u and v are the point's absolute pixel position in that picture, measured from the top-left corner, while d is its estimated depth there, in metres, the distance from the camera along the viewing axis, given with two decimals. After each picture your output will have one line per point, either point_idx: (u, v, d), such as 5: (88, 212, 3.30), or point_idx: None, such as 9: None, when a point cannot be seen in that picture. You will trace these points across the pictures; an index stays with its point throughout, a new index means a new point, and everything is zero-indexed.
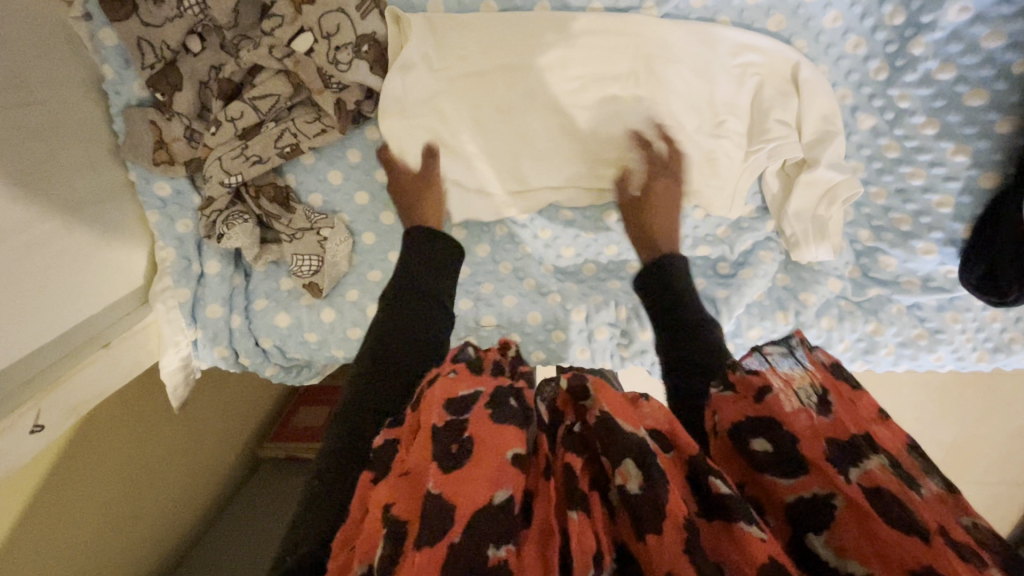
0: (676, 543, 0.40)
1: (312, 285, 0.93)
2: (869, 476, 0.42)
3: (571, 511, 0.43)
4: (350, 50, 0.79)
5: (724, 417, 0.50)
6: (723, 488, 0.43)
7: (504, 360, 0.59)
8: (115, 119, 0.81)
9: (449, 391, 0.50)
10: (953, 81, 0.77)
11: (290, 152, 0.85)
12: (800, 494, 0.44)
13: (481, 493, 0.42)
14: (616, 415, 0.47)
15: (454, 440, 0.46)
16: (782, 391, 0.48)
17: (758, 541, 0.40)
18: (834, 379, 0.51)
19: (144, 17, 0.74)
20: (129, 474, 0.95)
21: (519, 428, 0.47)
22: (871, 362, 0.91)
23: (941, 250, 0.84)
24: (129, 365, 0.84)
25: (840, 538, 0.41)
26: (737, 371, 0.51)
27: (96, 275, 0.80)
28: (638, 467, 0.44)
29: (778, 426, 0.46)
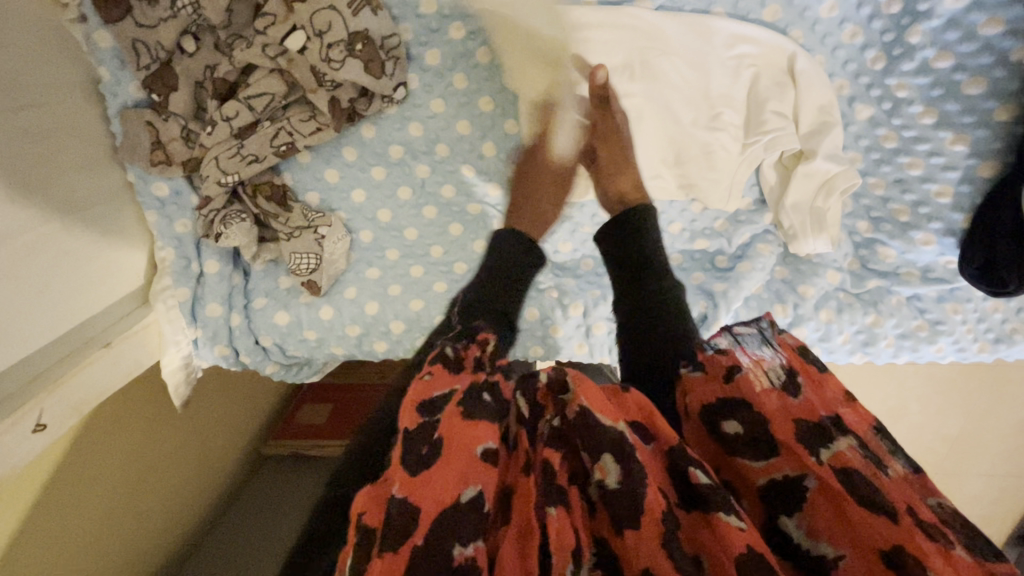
0: (653, 536, 0.41)
1: (310, 283, 0.93)
2: (840, 457, 0.43)
3: (548, 508, 0.43)
4: (342, 48, 0.77)
5: (696, 398, 0.52)
6: (701, 477, 0.44)
7: (484, 356, 0.58)
8: (112, 120, 0.82)
9: (422, 394, 0.51)
10: (951, 69, 0.76)
11: (286, 151, 0.86)
12: (772, 476, 0.45)
13: (448, 492, 0.42)
14: (594, 410, 0.47)
15: (426, 441, 0.46)
16: (751, 370, 0.50)
17: (736, 531, 0.40)
18: (803, 361, 0.52)
19: (138, 18, 0.74)
20: (136, 469, 0.97)
21: (492, 426, 0.48)
22: (871, 355, 0.91)
23: (941, 241, 0.84)
24: (129, 365, 0.84)
25: (812, 519, 0.42)
26: (707, 351, 0.54)
27: (96, 275, 0.81)
28: (617, 463, 0.44)
29: (749, 407, 0.48)
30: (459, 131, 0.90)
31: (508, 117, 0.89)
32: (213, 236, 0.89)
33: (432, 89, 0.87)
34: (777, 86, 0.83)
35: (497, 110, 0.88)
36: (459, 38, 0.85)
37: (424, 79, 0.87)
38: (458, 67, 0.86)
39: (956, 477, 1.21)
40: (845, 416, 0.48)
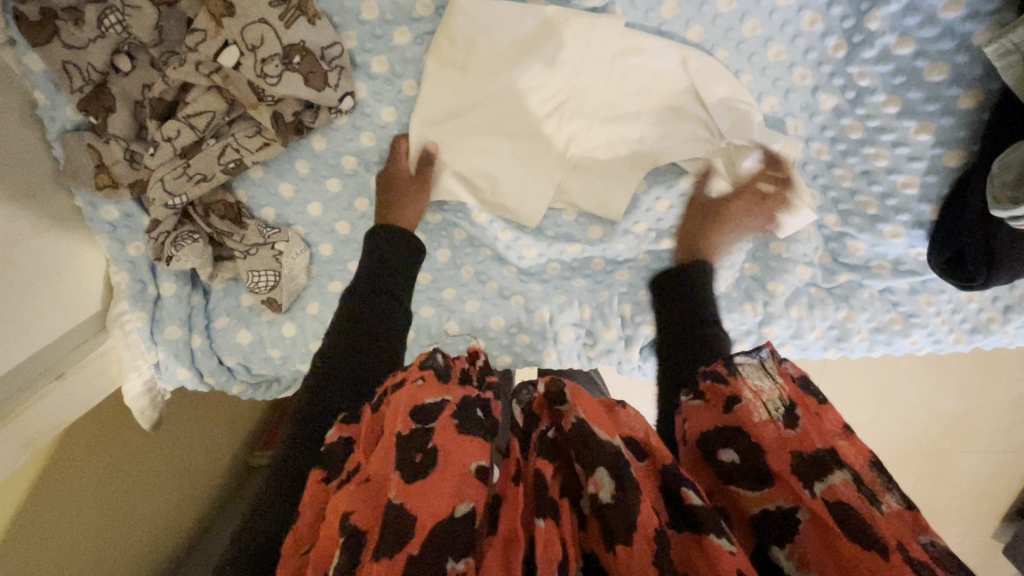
0: (645, 557, 0.42)
1: (270, 300, 0.92)
2: (832, 490, 0.44)
3: (538, 519, 0.44)
4: (278, 62, 0.75)
5: (694, 425, 0.53)
6: (694, 498, 0.44)
7: (473, 369, 0.57)
8: (53, 144, 0.78)
9: (415, 398, 0.50)
10: (913, 55, 0.73)
11: (235, 168, 0.83)
12: (765, 506, 0.46)
13: (443, 505, 0.43)
14: (593, 423, 0.48)
15: (417, 449, 0.46)
16: (749, 401, 0.50)
17: (726, 555, 0.41)
18: (802, 390, 0.51)
19: (67, 39, 0.71)
20: (117, 485, 0.96)
21: (483, 442, 0.48)
22: (845, 349, 0.89)
23: (909, 233, 0.82)
24: (85, 395, 0.84)
25: (802, 551, 0.44)
26: (707, 379, 0.54)
27: (50, 304, 0.79)
28: (614, 478, 0.45)
29: (745, 438, 0.49)
30: None
31: None
32: (163, 259, 0.87)
33: (382, 96, 0.84)
34: (666, 100, 0.83)
35: None
36: (405, 43, 0.81)
37: (372, 87, 0.84)
38: (407, 73, 0.83)
39: (947, 461, 1.18)
40: (842, 449, 0.47)
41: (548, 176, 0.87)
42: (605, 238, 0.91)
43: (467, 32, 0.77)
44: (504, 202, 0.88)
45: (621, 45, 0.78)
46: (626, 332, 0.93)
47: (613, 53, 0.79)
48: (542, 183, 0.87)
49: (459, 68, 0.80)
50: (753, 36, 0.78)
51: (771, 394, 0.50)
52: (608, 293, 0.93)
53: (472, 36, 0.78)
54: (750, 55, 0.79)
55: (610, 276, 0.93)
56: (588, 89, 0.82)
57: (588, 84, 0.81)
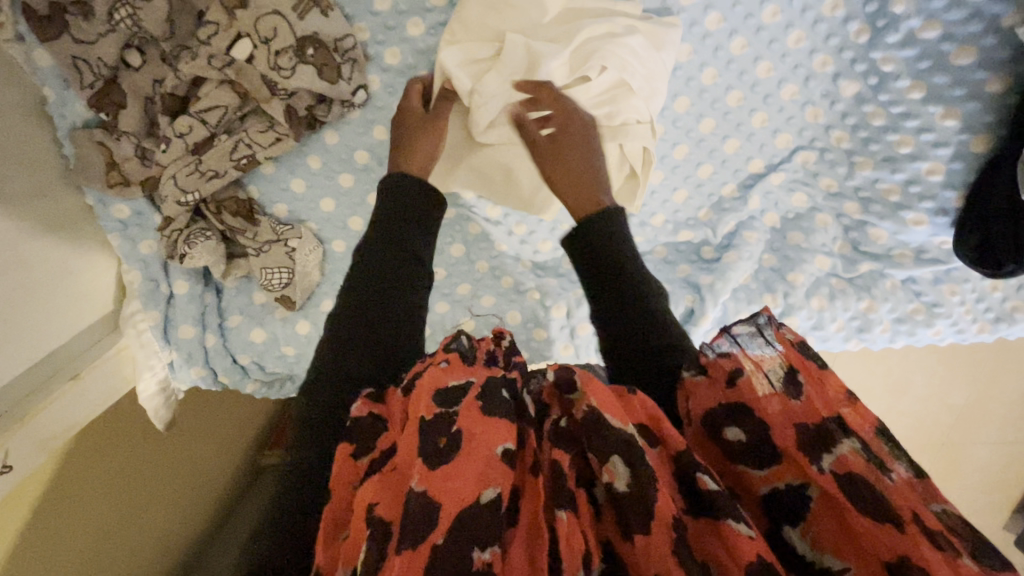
0: (665, 543, 0.42)
1: (284, 298, 0.91)
2: (842, 461, 0.43)
3: (559, 511, 0.44)
4: (293, 54, 0.73)
5: (697, 404, 0.51)
6: (710, 484, 0.45)
7: (498, 351, 0.59)
8: (63, 142, 0.77)
9: (438, 380, 0.50)
10: (938, 39, 0.72)
11: (248, 164, 0.82)
12: (775, 484, 0.46)
13: (468, 491, 0.43)
14: (605, 411, 0.48)
15: (442, 434, 0.46)
16: (751, 373, 0.49)
17: (748, 540, 0.42)
18: (804, 359, 0.49)
19: (75, 33, 0.70)
20: (131, 482, 0.95)
21: (512, 424, 0.48)
22: (866, 340, 0.89)
23: (932, 221, 0.81)
24: (101, 394, 0.83)
25: (815, 530, 0.44)
26: (708, 354, 0.52)
27: (60, 304, 0.78)
28: (626, 466, 0.45)
29: (748, 413, 0.48)
30: None
31: None
32: (177, 258, 0.86)
33: (395, 89, 0.83)
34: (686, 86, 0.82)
35: None
36: (418, 35, 0.80)
37: (384, 79, 0.82)
38: (421, 65, 0.82)
39: (966, 454, 1.15)
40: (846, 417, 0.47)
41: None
42: None
43: (486, 19, 0.77)
44: (519, 195, 0.86)
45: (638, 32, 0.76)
46: None
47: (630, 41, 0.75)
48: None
49: (473, 55, 0.77)
50: (773, 21, 0.77)
51: (774, 364, 0.49)
52: None
53: (485, 22, 0.77)
54: (769, 42, 0.78)
55: None
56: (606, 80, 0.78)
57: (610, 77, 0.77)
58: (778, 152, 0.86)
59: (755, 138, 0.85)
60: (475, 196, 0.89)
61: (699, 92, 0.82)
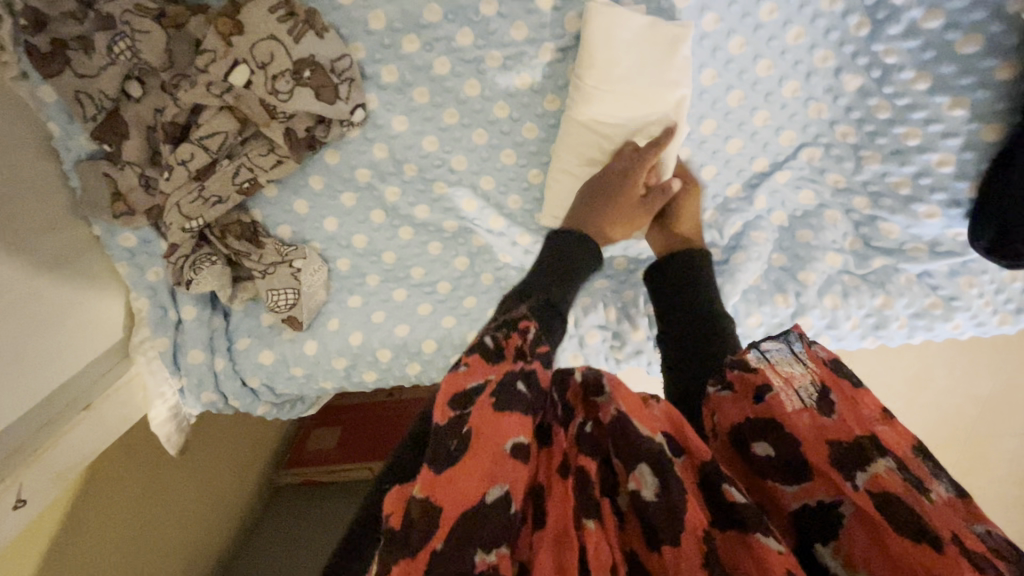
0: (693, 557, 0.41)
1: (290, 319, 0.91)
2: (877, 480, 0.42)
3: (587, 520, 0.44)
4: (289, 78, 0.74)
5: (724, 418, 0.52)
6: (738, 496, 0.44)
7: (525, 346, 0.54)
8: (70, 174, 0.78)
9: (458, 386, 0.50)
10: (942, 28, 0.70)
11: (250, 188, 0.82)
12: (805, 501, 0.45)
13: (474, 491, 0.43)
14: (631, 416, 0.47)
15: (455, 435, 0.46)
16: (781, 389, 0.49)
17: (777, 555, 0.40)
18: (835, 375, 0.50)
19: (78, 68, 0.71)
20: (153, 500, 0.97)
21: (523, 418, 0.47)
22: (883, 337, 0.87)
23: (945, 213, 0.79)
24: (113, 423, 0.83)
25: (847, 546, 0.42)
26: (736, 370, 0.52)
27: (73, 334, 0.79)
28: (654, 475, 0.44)
29: (780, 428, 0.48)
30: (425, 148, 0.86)
31: (476, 127, 0.85)
32: (184, 284, 0.85)
33: (393, 106, 0.83)
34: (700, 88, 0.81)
35: (463, 122, 0.85)
36: (414, 51, 0.80)
37: (383, 97, 0.83)
38: (417, 81, 0.82)
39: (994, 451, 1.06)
40: (882, 434, 0.46)
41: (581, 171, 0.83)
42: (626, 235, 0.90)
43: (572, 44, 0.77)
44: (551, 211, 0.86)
45: (661, 35, 0.74)
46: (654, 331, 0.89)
47: (654, 46, 0.75)
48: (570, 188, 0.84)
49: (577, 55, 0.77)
50: (771, 19, 0.76)
51: (805, 380, 0.50)
52: (634, 292, 0.90)
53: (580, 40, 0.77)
54: (768, 39, 0.77)
55: (590, 284, 0.93)
56: (625, 87, 0.77)
57: (635, 86, 0.77)
58: (783, 149, 0.84)
59: (758, 137, 0.84)
60: (476, 208, 0.90)
61: (700, 94, 0.81)
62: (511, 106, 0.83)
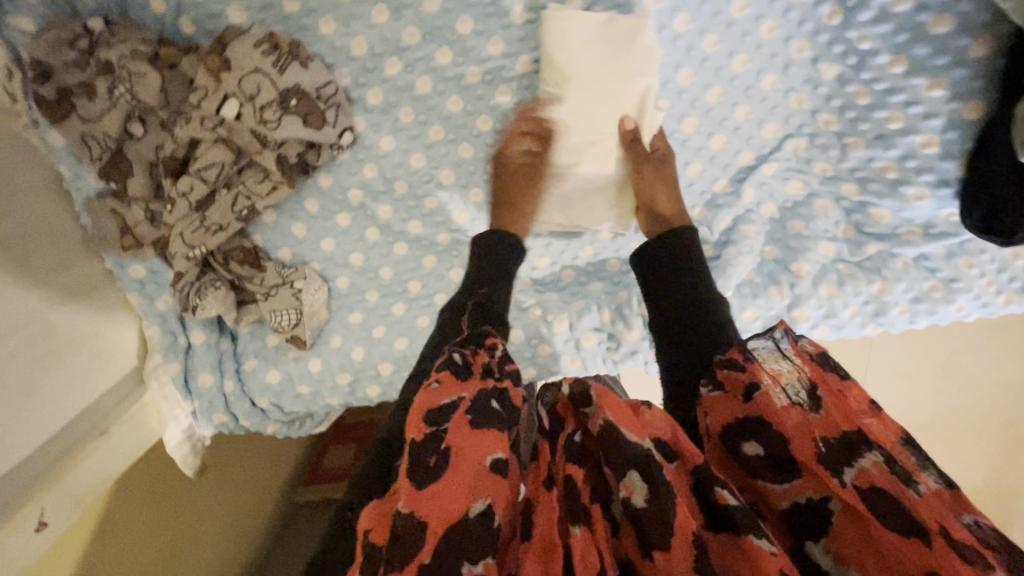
0: (684, 560, 0.42)
1: (295, 337, 0.94)
2: (864, 475, 0.44)
3: (571, 528, 0.46)
4: (276, 108, 0.77)
5: (715, 418, 0.53)
6: (731, 500, 0.45)
7: (494, 362, 0.59)
8: (80, 212, 0.83)
9: (432, 402, 0.52)
10: (913, 11, 0.70)
11: (249, 214, 0.86)
12: (796, 499, 0.47)
13: (456, 507, 0.44)
14: (620, 425, 0.49)
15: (434, 453, 0.48)
16: (770, 387, 0.50)
17: (768, 556, 0.41)
18: (822, 370, 0.52)
19: (82, 113, 0.76)
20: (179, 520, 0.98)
21: (500, 435, 0.50)
22: (885, 325, 0.85)
23: (935, 194, 0.78)
24: (129, 448, 0.86)
25: (837, 543, 0.44)
26: (724, 369, 0.55)
27: (88, 364, 0.83)
28: (644, 481, 0.46)
29: (769, 426, 0.49)
30: (414, 164, 0.89)
31: (460, 142, 0.87)
32: (190, 310, 0.89)
33: (380, 127, 0.86)
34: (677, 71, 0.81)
35: (448, 138, 0.87)
36: (396, 73, 0.83)
37: (369, 119, 0.86)
38: (402, 102, 0.85)
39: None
40: (869, 428, 0.48)
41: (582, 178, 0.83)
42: (615, 238, 0.90)
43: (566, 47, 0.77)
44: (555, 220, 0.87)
45: (615, 28, 0.76)
46: (649, 331, 0.90)
47: (623, 40, 0.76)
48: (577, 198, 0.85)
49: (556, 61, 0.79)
50: (742, 15, 0.77)
51: (794, 378, 0.51)
52: (627, 293, 0.90)
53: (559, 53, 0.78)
54: (741, 36, 0.78)
55: (584, 287, 0.93)
56: (597, 87, 0.79)
57: (616, 83, 0.78)
58: (767, 142, 0.85)
59: (741, 132, 0.84)
60: (467, 219, 0.92)
61: (677, 92, 0.82)
62: (493, 118, 0.86)
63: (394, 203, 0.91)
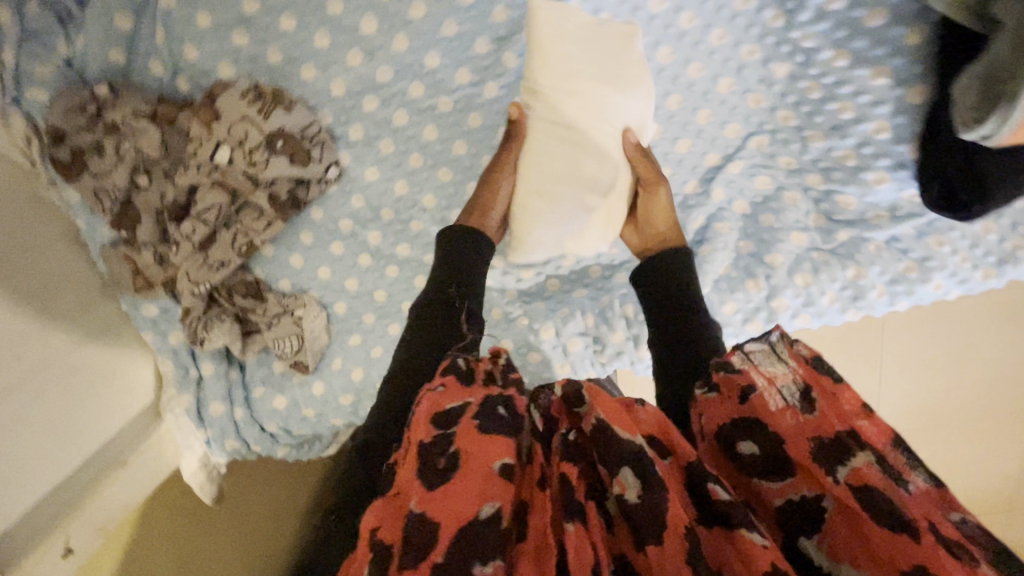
0: (677, 551, 0.45)
1: (298, 363, 0.99)
2: (857, 474, 0.45)
3: (566, 523, 0.48)
4: (264, 149, 0.84)
5: (710, 419, 0.54)
6: (722, 494, 0.47)
7: (496, 369, 0.64)
8: (97, 260, 0.90)
9: (437, 406, 0.57)
10: (847, 7, 0.74)
11: (248, 250, 0.93)
12: (790, 496, 0.48)
13: (467, 509, 0.48)
14: (612, 423, 0.52)
15: (443, 453, 0.52)
16: (765, 389, 0.51)
17: (760, 549, 0.44)
18: (817, 372, 0.52)
19: (94, 170, 0.83)
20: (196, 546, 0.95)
21: (506, 440, 0.53)
22: (865, 308, 0.87)
23: (894, 177, 0.80)
24: (148, 475, 0.93)
25: (830, 539, 0.46)
26: (721, 372, 0.53)
27: (106, 400, 0.91)
28: (636, 477, 0.48)
29: (764, 426, 0.50)
30: (398, 191, 0.95)
31: (439, 166, 0.93)
32: (198, 343, 0.95)
33: (363, 159, 0.93)
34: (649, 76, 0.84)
35: (428, 164, 0.93)
36: (374, 108, 0.90)
37: (353, 153, 0.92)
38: (382, 134, 0.91)
39: None
40: (862, 430, 0.49)
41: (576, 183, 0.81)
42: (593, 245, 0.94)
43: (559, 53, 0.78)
44: (545, 233, 0.83)
45: (606, 32, 0.79)
46: (632, 331, 0.93)
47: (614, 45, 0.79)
48: (576, 208, 0.81)
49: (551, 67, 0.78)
50: (691, 26, 0.81)
51: (790, 379, 0.51)
52: (609, 297, 0.94)
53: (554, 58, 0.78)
54: (692, 45, 0.83)
55: (568, 294, 0.96)
56: (594, 84, 0.79)
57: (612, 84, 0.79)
58: (731, 142, 0.88)
59: (704, 134, 0.88)
60: None
61: None
62: (468, 142, 0.91)
63: (383, 229, 0.97)
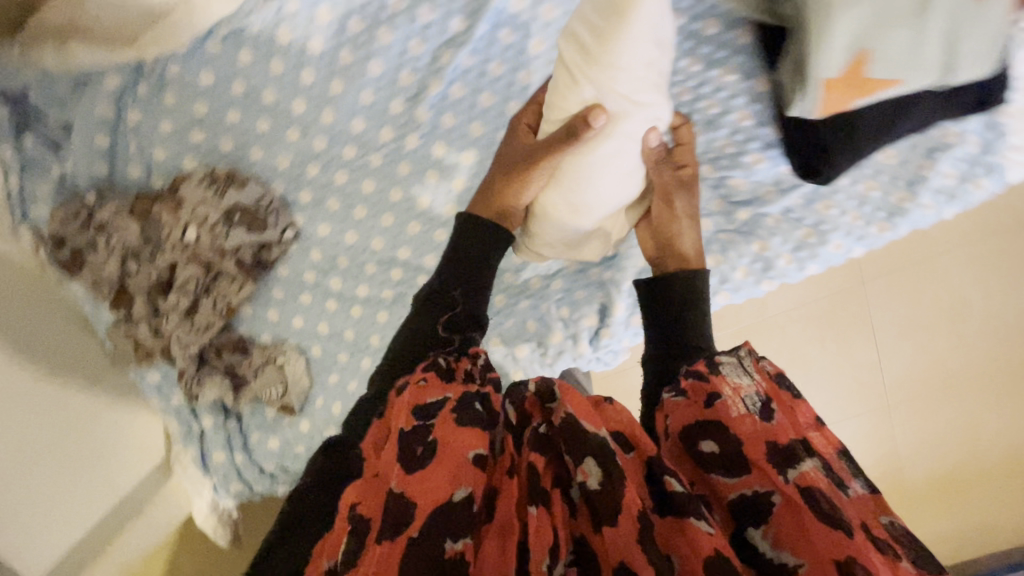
0: (630, 530, 0.52)
1: (285, 406, 1.11)
2: (804, 477, 0.54)
3: (531, 507, 0.55)
4: (224, 225, 1.00)
5: (677, 420, 0.63)
6: (675, 485, 0.55)
7: (475, 368, 0.69)
8: (104, 338, 1.06)
9: (418, 398, 0.63)
10: (688, 22, 0.86)
11: (227, 311, 1.06)
12: (744, 490, 0.56)
13: (441, 491, 0.55)
14: (580, 417, 0.60)
15: (422, 442, 0.59)
16: (729, 397, 0.61)
17: (706, 536, 0.51)
18: (777, 389, 0.63)
19: (91, 264, 0.99)
20: None
21: (479, 433, 0.60)
22: (777, 277, 0.94)
23: (767, 156, 0.89)
24: (163, 522, 1.15)
25: (775, 530, 0.53)
26: (690, 380, 0.65)
27: (122, 462, 1.11)
28: (599, 466, 0.56)
29: (726, 429, 0.59)
30: (349, 240, 1.07)
31: (382, 213, 1.06)
32: (194, 398, 1.10)
33: (314, 218, 1.06)
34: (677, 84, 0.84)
35: (371, 212, 1.06)
36: (316, 173, 1.04)
37: (305, 214, 1.06)
38: (325, 194, 1.05)
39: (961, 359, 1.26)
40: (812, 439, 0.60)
41: (598, 193, 0.81)
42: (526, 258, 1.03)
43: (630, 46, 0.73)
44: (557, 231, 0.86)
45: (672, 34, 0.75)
46: (568, 330, 1.02)
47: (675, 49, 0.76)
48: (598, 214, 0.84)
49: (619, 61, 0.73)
50: None
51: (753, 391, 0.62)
52: (546, 303, 1.03)
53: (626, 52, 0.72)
54: None
55: (513, 305, 1.04)
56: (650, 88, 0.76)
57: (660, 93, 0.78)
58: None
59: None
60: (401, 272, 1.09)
61: None
62: (401, 188, 1.04)
63: (342, 275, 1.09)
